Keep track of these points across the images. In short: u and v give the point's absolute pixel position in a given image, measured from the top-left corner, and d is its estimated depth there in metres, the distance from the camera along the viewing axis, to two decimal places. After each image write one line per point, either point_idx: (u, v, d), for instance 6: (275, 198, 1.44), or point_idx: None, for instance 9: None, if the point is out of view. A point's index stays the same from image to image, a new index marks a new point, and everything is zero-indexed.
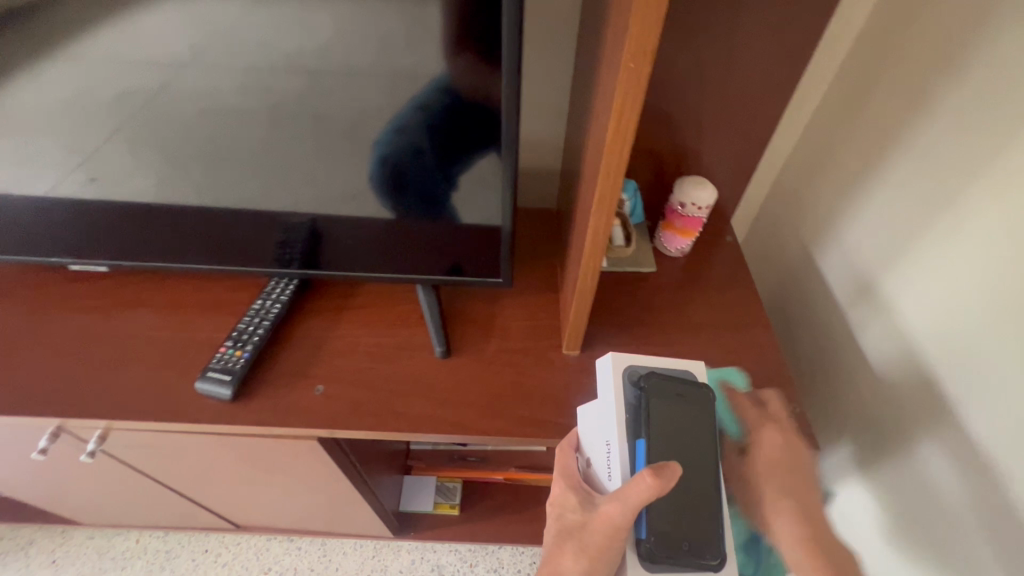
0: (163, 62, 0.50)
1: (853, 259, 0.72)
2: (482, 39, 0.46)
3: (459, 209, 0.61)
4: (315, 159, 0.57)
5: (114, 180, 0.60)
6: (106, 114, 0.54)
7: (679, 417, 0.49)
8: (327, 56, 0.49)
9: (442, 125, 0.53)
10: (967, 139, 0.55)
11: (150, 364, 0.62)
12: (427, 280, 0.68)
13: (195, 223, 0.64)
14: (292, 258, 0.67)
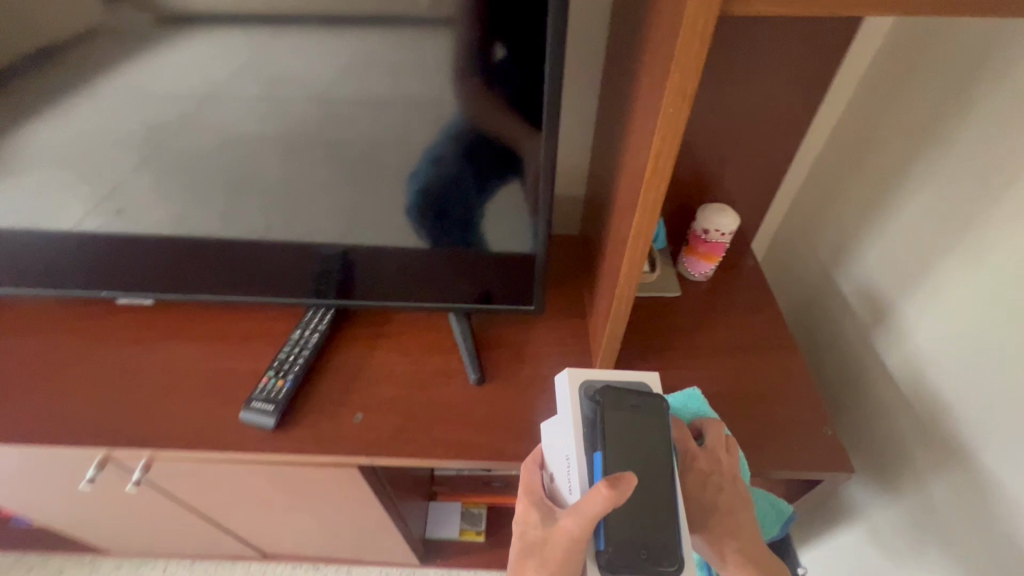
0: (219, 106, 0.53)
1: (874, 281, 0.73)
2: (524, 80, 0.49)
3: (487, 237, 0.63)
4: (355, 193, 0.60)
5: (165, 216, 0.63)
6: (163, 153, 0.57)
7: (635, 428, 0.48)
8: (375, 98, 0.52)
9: (474, 155, 0.55)
10: (982, 163, 0.57)
11: (194, 394, 0.64)
12: (459, 308, 0.70)
13: (238, 256, 0.67)
14: (328, 288, 0.70)
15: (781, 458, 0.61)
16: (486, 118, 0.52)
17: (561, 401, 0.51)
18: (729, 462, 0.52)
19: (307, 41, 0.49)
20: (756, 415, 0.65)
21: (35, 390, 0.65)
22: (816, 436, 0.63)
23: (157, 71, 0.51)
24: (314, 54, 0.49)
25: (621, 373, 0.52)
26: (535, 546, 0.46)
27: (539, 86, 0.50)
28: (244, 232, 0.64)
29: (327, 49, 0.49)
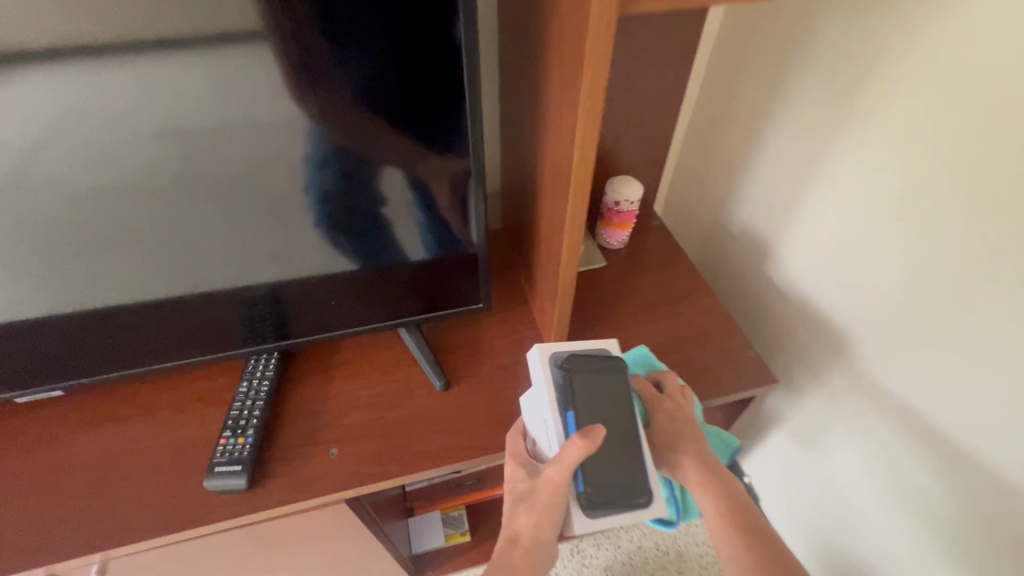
0: (95, 154, 0.46)
1: (759, 217, 0.84)
2: (445, 93, 0.50)
3: (400, 245, 0.63)
4: (277, 225, 0.56)
5: (62, 295, 0.56)
6: (50, 231, 0.50)
7: (603, 388, 0.53)
8: (289, 134, 0.49)
9: (357, 172, 0.54)
10: (827, 100, 0.67)
11: (143, 478, 0.58)
12: (407, 321, 0.70)
13: (159, 320, 0.61)
14: (266, 331, 0.66)
15: (721, 387, 0.70)
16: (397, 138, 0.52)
17: (533, 370, 0.54)
18: (689, 402, 0.60)
19: (187, 64, 0.44)
20: (692, 355, 0.73)
21: None
22: (744, 361, 0.73)
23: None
24: (200, 80, 0.45)
25: (585, 343, 0.56)
26: (523, 497, 0.51)
27: (460, 94, 0.51)
28: (148, 284, 0.58)
29: (212, 71, 0.44)
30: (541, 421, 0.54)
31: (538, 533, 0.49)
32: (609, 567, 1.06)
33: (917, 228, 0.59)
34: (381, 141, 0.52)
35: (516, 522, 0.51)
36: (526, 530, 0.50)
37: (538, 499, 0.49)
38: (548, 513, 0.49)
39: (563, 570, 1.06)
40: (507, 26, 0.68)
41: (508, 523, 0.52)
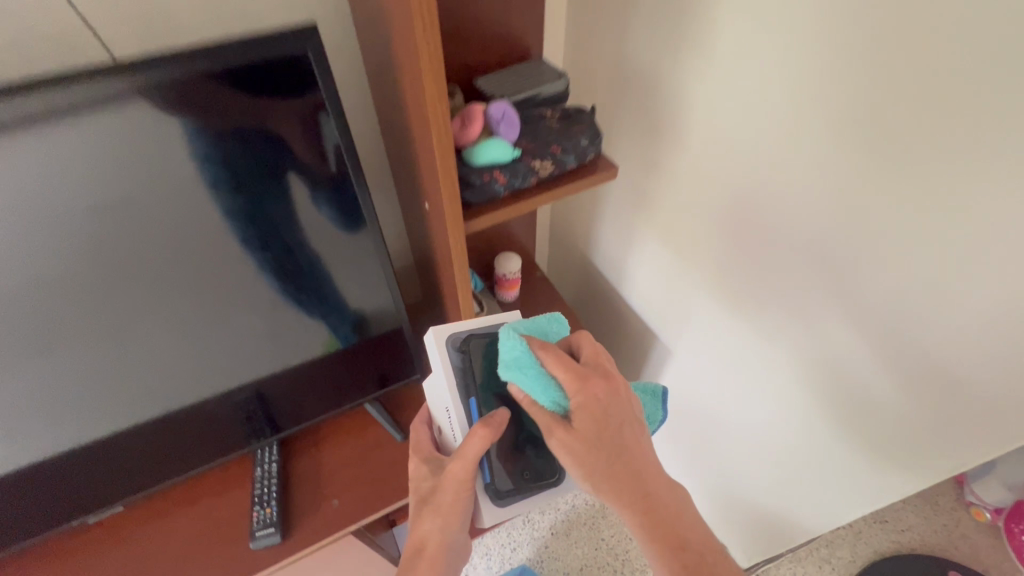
0: (101, 295, 0.67)
1: (617, 207, 1.00)
2: (315, 124, 0.66)
3: (292, 179, 0.69)
4: (219, 280, 0.73)
5: (115, 429, 0.78)
6: (96, 381, 0.73)
7: (494, 360, 0.74)
8: (233, 235, 0.70)
9: (222, 119, 0.61)
10: (625, 176, 0.96)
11: (203, 552, 0.83)
12: (368, 398, 0.97)
13: (185, 436, 0.85)
14: (264, 427, 0.90)
15: None
16: (256, 106, 0.61)
17: (435, 359, 0.72)
18: (601, 391, 0.60)
19: (79, 140, 0.56)
20: None
21: None
22: None
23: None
24: (97, 146, 0.57)
25: (478, 322, 0.75)
26: (428, 499, 0.72)
27: (311, 78, 0.62)
28: (105, 345, 0.70)
29: (98, 136, 0.56)
30: (444, 406, 0.75)
31: (439, 535, 0.71)
32: (552, 525, 1.41)
33: (689, 267, 0.90)
34: (235, 99, 0.60)
35: (424, 526, 0.72)
36: (432, 531, 0.71)
37: (441, 503, 0.70)
38: (447, 512, 0.70)
39: (518, 535, 1.40)
40: (401, 173, 0.93)
41: (418, 527, 0.73)
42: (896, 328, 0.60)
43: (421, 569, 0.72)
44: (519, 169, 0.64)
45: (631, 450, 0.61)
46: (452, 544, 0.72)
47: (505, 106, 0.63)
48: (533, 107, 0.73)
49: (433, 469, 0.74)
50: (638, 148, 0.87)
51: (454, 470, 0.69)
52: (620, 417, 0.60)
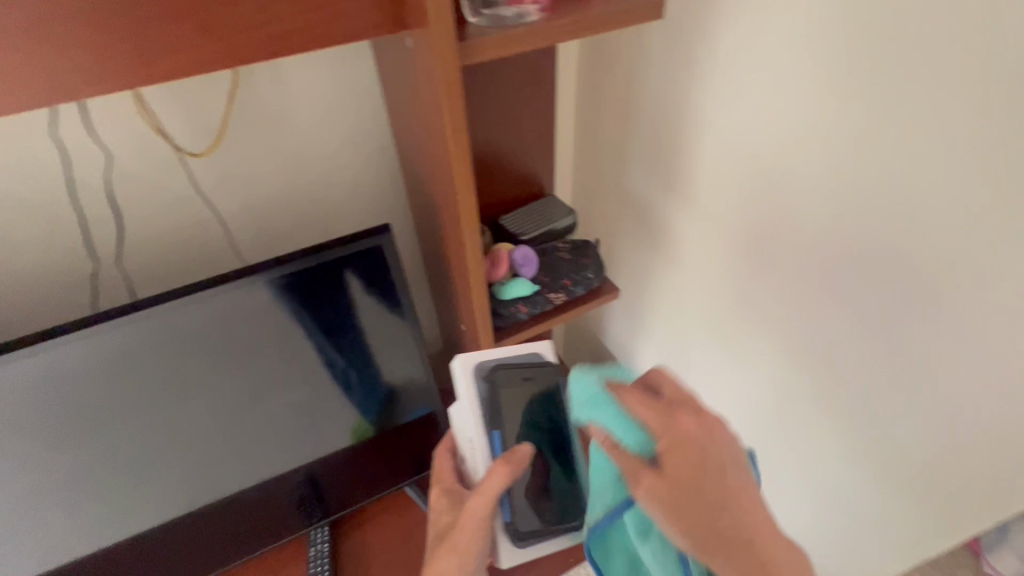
0: (207, 422, 0.85)
1: (629, 302, 1.14)
2: (377, 273, 0.85)
3: (356, 304, 0.86)
4: (293, 403, 0.90)
5: (199, 523, 0.93)
6: (192, 487, 0.89)
7: (519, 392, 0.74)
8: (308, 366, 0.88)
9: (303, 273, 0.79)
10: (631, 280, 1.09)
11: None
12: (407, 480, 1.08)
13: (251, 521, 0.98)
14: (317, 510, 1.02)
15: None
16: (331, 266, 0.81)
17: (461, 387, 0.72)
18: (688, 422, 0.52)
19: (207, 310, 0.77)
20: None
21: None
22: None
23: (70, 373, 0.73)
24: (218, 312, 0.78)
25: (506, 352, 0.75)
26: (446, 530, 0.68)
27: (376, 245, 0.82)
28: (204, 458, 0.88)
29: (219, 306, 0.77)
30: (468, 437, 0.72)
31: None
32: None
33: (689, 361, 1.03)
34: (315, 261, 0.79)
35: (439, 565, 0.66)
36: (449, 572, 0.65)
37: (459, 538, 0.65)
38: (464, 554, 0.65)
39: None
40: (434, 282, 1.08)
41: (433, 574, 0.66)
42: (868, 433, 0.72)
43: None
44: (539, 301, 0.80)
45: (732, 494, 0.50)
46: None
47: (524, 250, 0.80)
48: (547, 241, 0.90)
49: (454, 503, 0.71)
50: (650, 257, 1.01)
51: (473, 507, 0.65)
52: (719, 452, 0.51)
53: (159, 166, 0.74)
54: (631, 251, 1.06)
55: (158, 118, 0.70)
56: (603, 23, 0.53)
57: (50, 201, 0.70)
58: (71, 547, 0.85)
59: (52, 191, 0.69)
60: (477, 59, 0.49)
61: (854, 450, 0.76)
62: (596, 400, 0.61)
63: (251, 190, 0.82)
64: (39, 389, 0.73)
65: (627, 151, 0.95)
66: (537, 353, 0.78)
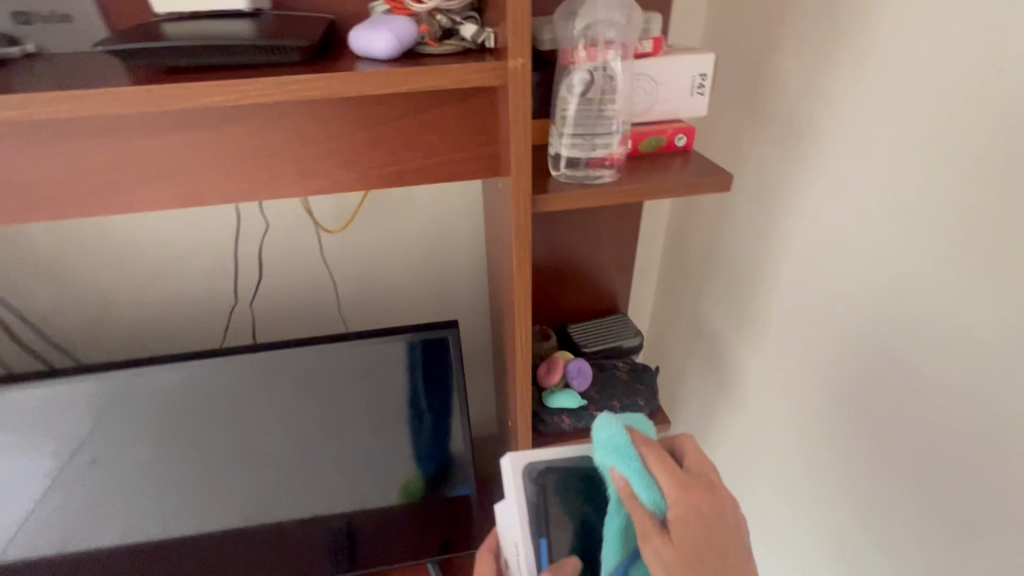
0: (277, 455, 0.97)
1: (690, 434, 1.10)
2: (443, 359, 0.94)
3: (420, 383, 0.95)
4: (350, 457, 1.00)
5: (248, 542, 1.04)
6: (251, 507, 1.01)
7: (575, 496, 0.61)
8: (369, 427, 0.97)
9: (382, 349, 0.91)
10: (694, 410, 1.07)
11: None
12: (431, 556, 1.11)
13: (288, 554, 1.06)
14: (345, 562, 1.08)
15: None
16: (406, 347, 0.91)
17: (507, 488, 0.59)
18: (708, 498, 0.51)
19: (300, 362, 0.91)
20: None
21: None
22: None
23: (187, 390, 0.90)
24: (307, 366, 0.91)
25: (558, 448, 0.62)
26: None
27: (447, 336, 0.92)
28: (268, 485, 1.00)
29: (309, 362, 0.91)
30: (512, 542, 0.61)
31: None
32: None
33: (744, 515, 0.95)
34: (393, 340, 0.90)
35: None
36: None
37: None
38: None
39: None
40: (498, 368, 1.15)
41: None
42: None
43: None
44: (584, 416, 0.82)
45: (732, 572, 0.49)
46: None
47: (581, 361, 0.84)
48: (609, 357, 0.93)
49: None
50: (715, 393, 0.98)
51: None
52: (728, 527, 0.51)
53: (299, 236, 0.92)
54: (697, 382, 1.04)
55: (309, 202, 0.89)
56: (667, 187, 0.59)
57: (219, 250, 0.90)
58: (151, 532, 0.99)
59: (221, 243, 0.89)
60: (547, 208, 0.57)
61: None
62: (619, 452, 0.53)
63: (364, 263, 0.97)
64: (161, 395, 0.89)
65: (705, 286, 0.97)
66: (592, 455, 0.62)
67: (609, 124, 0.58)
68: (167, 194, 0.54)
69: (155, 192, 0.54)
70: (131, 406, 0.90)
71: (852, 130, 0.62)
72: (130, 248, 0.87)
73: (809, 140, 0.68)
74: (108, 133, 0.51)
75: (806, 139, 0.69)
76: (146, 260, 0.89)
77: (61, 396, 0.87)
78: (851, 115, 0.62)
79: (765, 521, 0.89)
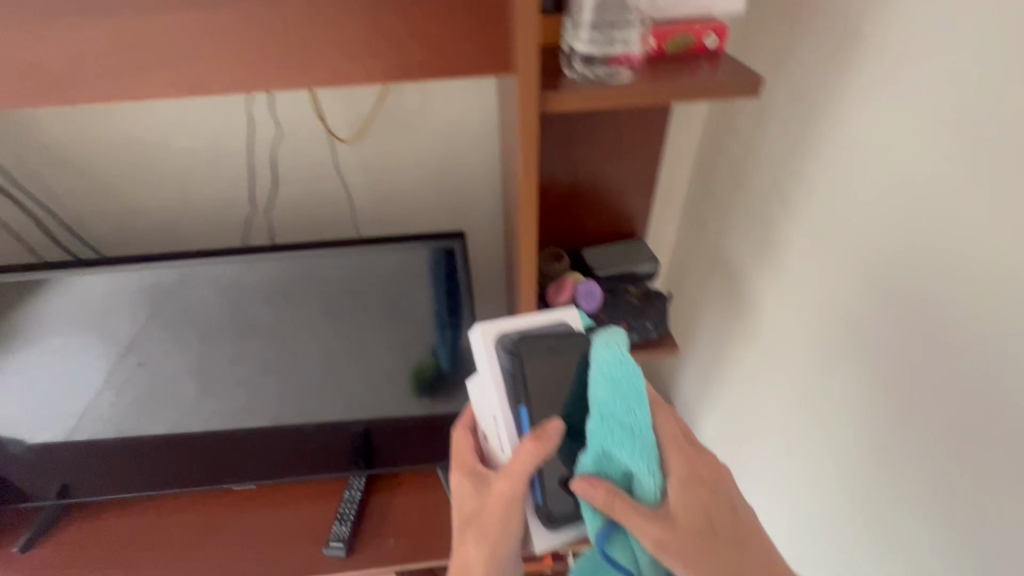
0: (298, 357, 1.03)
1: (703, 365, 1.09)
2: (450, 269, 0.95)
3: (429, 291, 0.97)
4: (367, 363, 1.04)
5: (274, 437, 1.11)
6: (278, 404, 1.08)
7: (553, 365, 0.54)
8: (382, 335, 1.01)
9: (392, 255, 0.92)
10: (709, 340, 1.05)
11: (294, 541, 1.10)
12: (442, 463, 1.17)
13: (309, 450, 1.14)
14: (361, 462, 1.16)
15: None
16: (416, 255, 0.93)
17: (480, 360, 0.55)
18: (710, 467, 0.53)
19: (314, 266, 0.93)
20: None
21: (197, 550, 1.09)
22: None
23: (211, 290, 0.94)
24: (320, 270, 0.94)
25: (532, 318, 0.56)
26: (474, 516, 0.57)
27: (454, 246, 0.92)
28: (292, 385, 1.06)
29: (324, 266, 0.93)
30: (490, 414, 0.58)
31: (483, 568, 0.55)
32: None
33: (748, 443, 0.95)
34: (404, 247, 0.92)
35: (465, 554, 0.57)
36: (474, 562, 0.55)
37: (490, 527, 0.54)
38: (494, 537, 0.54)
39: None
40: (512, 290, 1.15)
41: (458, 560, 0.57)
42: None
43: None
44: None
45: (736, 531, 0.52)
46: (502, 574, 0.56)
47: (591, 282, 0.83)
48: (621, 281, 0.91)
49: (478, 484, 0.58)
50: (730, 324, 0.96)
51: (502, 486, 0.53)
52: (730, 490, 0.53)
53: (315, 144, 0.91)
54: (713, 313, 1.02)
55: (322, 108, 0.87)
56: (687, 90, 0.55)
57: (235, 154, 0.91)
58: (189, 423, 1.08)
59: (238, 147, 0.90)
60: (554, 107, 0.54)
61: None
62: (630, 402, 0.50)
63: (379, 176, 0.96)
64: (187, 290, 0.94)
65: (730, 212, 0.92)
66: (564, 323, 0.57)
67: (629, 14, 0.53)
68: (169, 81, 0.53)
69: (153, 79, 0.53)
70: (159, 299, 0.95)
71: (905, 28, 0.56)
72: (153, 147, 0.89)
73: (856, 42, 0.62)
74: (104, 11, 0.49)
75: (853, 43, 0.62)
76: (170, 161, 0.91)
77: (93, 287, 0.92)
78: (905, 11, 0.55)
79: (770, 449, 0.89)
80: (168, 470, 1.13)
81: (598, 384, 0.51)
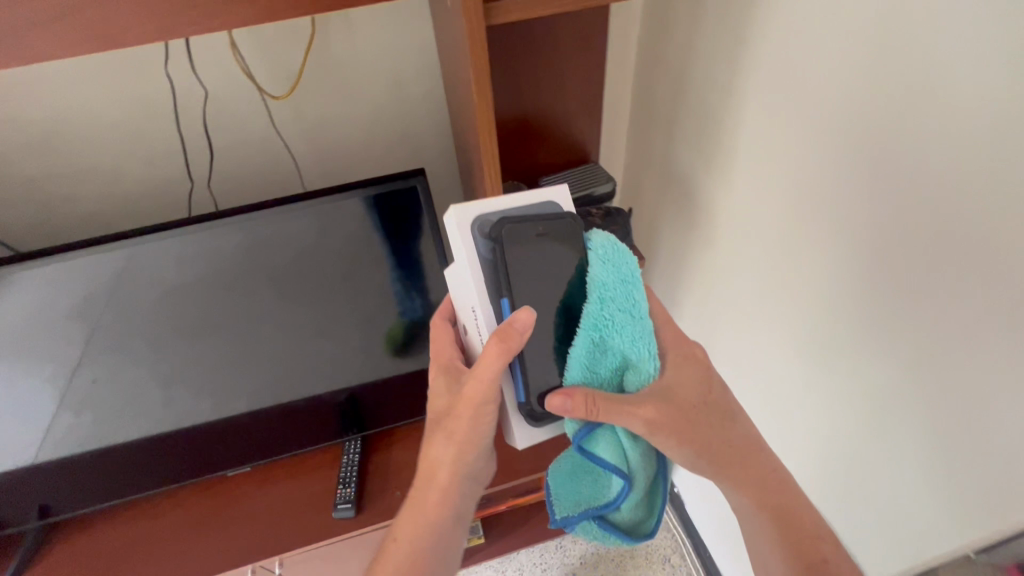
0: (262, 331, 1.02)
1: (668, 278, 1.15)
2: (409, 211, 0.97)
3: (391, 236, 0.98)
4: (333, 326, 1.04)
5: (252, 421, 1.09)
6: (247, 386, 1.06)
7: (535, 250, 0.55)
8: (345, 294, 1.02)
9: (354, 205, 0.94)
10: (670, 253, 1.10)
11: (299, 512, 1.10)
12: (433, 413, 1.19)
13: (294, 425, 1.13)
14: (353, 426, 1.16)
15: None
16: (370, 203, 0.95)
17: (458, 246, 0.54)
18: (701, 348, 0.60)
19: (265, 229, 0.94)
20: None
21: (202, 539, 1.08)
22: None
23: (160, 269, 0.93)
24: (273, 232, 0.94)
25: (509, 202, 0.56)
26: (444, 413, 0.62)
27: (412, 188, 0.94)
28: (259, 362, 1.04)
29: (275, 229, 0.94)
30: (470, 306, 0.59)
31: (452, 464, 0.62)
32: (583, 556, 1.47)
33: (716, 342, 1.02)
34: (358, 195, 0.94)
35: (435, 451, 0.63)
36: (443, 459, 0.62)
37: (456, 428, 0.60)
38: (462, 436, 0.61)
39: (549, 559, 1.47)
40: None
41: (428, 453, 0.64)
42: (873, 429, 0.69)
43: (430, 502, 0.62)
44: None
45: (717, 401, 0.59)
46: (467, 475, 0.64)
47: None
48: (582, 205, 0.93)
49: (451, 382, 0.63)
50: (688, 232, 1.01)
51: (469, 390, 0.57)
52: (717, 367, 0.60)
53: (247, 105, 0.87)
54: (670, 226, 1.06)
55: (249, 66, 0.83)
56: None
57: (163, 128, 0.87)
58: (156, 422, 1.04)
59: (166, 117, 0.85)
60: (501, 20, 0.54)
61: (870, 452, 0.71)
62: (627, 285, 0.54)
63: (317, 128, 0.94)
64: (133, 272, 0.93)
65: (675, 124, 0.95)
66: (551, 204, 0.58)
67: None
68: (80, 35, 0.50)
69: (57, 34, 0.49)
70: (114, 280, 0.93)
71: None
72: (70, 127, 0.83)
73: None
74: None
75: None
76: (91, 141, 0.85)
77: (37, 280, 0.90)
78: None
79: (734, 343, 0.96)
80: (150, 470, 1.09)
81: (597, 268, 0.54)
